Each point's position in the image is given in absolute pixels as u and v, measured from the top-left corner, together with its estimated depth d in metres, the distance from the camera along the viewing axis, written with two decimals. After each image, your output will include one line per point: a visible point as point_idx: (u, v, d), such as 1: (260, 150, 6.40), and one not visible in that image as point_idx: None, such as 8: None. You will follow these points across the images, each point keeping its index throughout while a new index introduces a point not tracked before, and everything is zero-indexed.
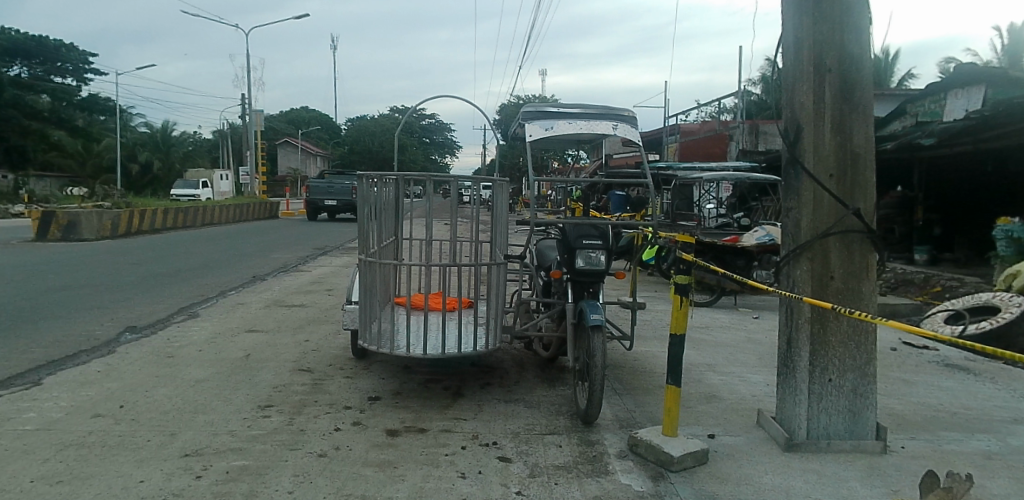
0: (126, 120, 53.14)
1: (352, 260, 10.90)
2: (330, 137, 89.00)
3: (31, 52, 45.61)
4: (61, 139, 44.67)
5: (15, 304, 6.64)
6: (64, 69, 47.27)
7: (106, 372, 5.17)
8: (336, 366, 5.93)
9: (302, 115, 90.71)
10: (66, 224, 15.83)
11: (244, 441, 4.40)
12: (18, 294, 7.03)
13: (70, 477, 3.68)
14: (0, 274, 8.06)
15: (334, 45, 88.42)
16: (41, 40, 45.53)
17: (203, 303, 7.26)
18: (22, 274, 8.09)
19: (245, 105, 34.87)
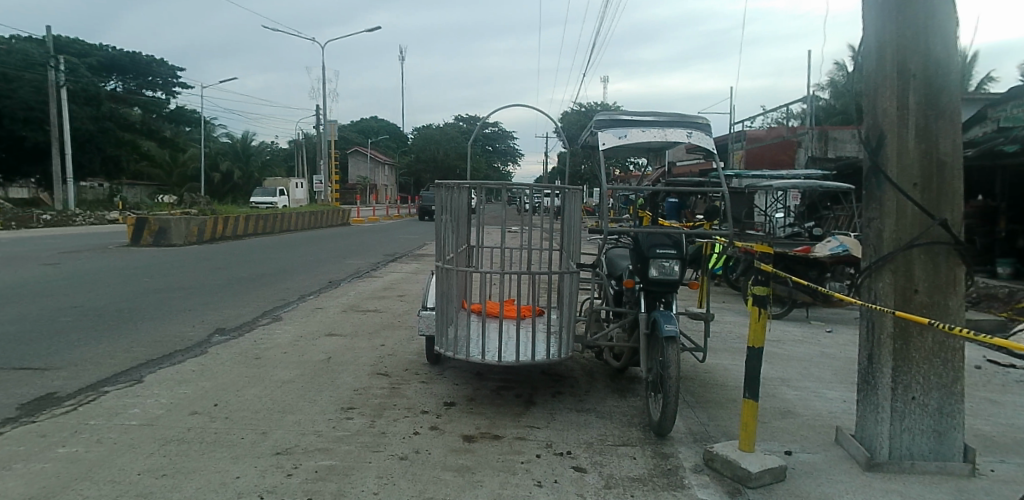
0: (209, 131, 55.49)
1: (424, 266, 11.09)
2: (395, 146, 90.77)
3: (126, 68, 47.64)
4: (151, 151, 47.19)
5: (120, 305, 7.05)
6: (154, 83, 49.63)
7: (200, 371, 5.41)
8: (411, 371, 6.02)
9: (372, 125, 93.01)
10: (157, 230, 16.56)
11: (330, 442, 4.53)
12: (118, 296, 7.43)
13: (173, 471, 3.90)
14: (101, 278, 8.52)
15: (402, 57, 90.55)
16: (134, 57, 47.55)
17: (286, 307, 7.51)
18: (120, 278, 8.53)
19: (318, 115, 35.92)
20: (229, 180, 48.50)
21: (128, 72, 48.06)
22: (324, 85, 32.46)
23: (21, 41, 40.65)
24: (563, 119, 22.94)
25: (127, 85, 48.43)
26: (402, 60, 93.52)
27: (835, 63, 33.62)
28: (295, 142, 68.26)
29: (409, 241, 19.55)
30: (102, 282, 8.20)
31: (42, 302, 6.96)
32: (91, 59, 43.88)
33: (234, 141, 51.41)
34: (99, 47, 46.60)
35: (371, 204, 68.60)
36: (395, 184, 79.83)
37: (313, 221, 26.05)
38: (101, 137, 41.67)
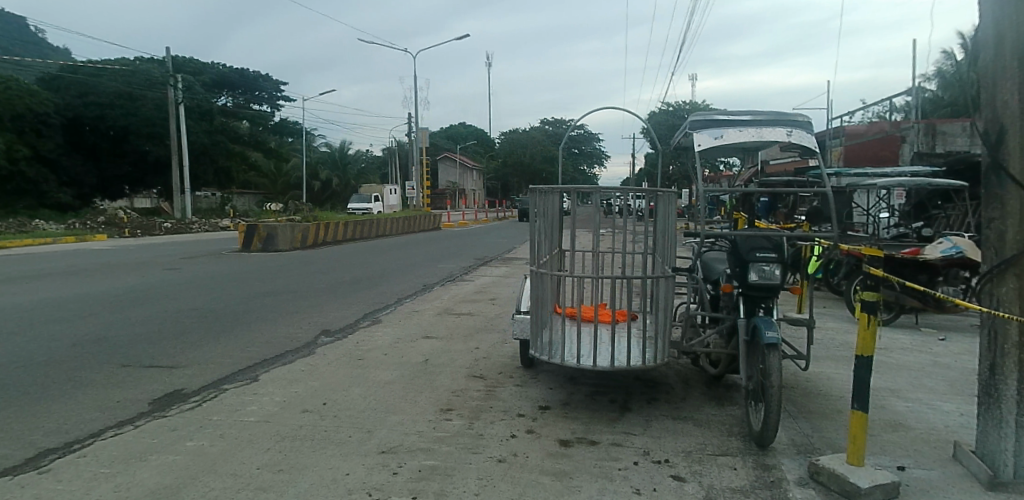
0: (309, 141, 58.33)
1: (514, 269, 11.22)
2: (484, 151, 92.18)
3: (235, 84, 50.30)
4: (258, 161, 50.15)
5: (235, 307, 7.53)
6: (260, 97, 51.74)
7: (309, 371, 5.69)
8: (506, 373, 6.08)
9: (460, 131, 94.90)
10: (265, 236, 17.55)
11: (431, 442, 4.66)
12: (234, 299, 7.94)
13: (288, 466, 4.12)
14: (218, 281, 9.12)
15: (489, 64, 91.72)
16: (243, 72, 50.20)
17: (385, 309, 7.79)
18: (234, 282, 9.10)
19: (411, 123, 36.93)
20: (327, 187, 52.00)
21: (237, 88, 50.61)
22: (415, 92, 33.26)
23: (145, 62, 44.27)
24: (651, 119, 22.40)
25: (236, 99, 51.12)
26: (488, 66, 95.00)
27: (942, 51, 31.46)
28: (388, 150, 70.63)
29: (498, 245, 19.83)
30: (218, 286, 8.78)
31: (169, 303, 7.54)
32: (205, 76, 46.87)
33: (331, 150, 53.92)
34: (213, 64, 49.44)
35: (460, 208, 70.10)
36: (481, 188, 81.14)
37: (406, 226, 26.83)
38: (214, 149, 43.99)
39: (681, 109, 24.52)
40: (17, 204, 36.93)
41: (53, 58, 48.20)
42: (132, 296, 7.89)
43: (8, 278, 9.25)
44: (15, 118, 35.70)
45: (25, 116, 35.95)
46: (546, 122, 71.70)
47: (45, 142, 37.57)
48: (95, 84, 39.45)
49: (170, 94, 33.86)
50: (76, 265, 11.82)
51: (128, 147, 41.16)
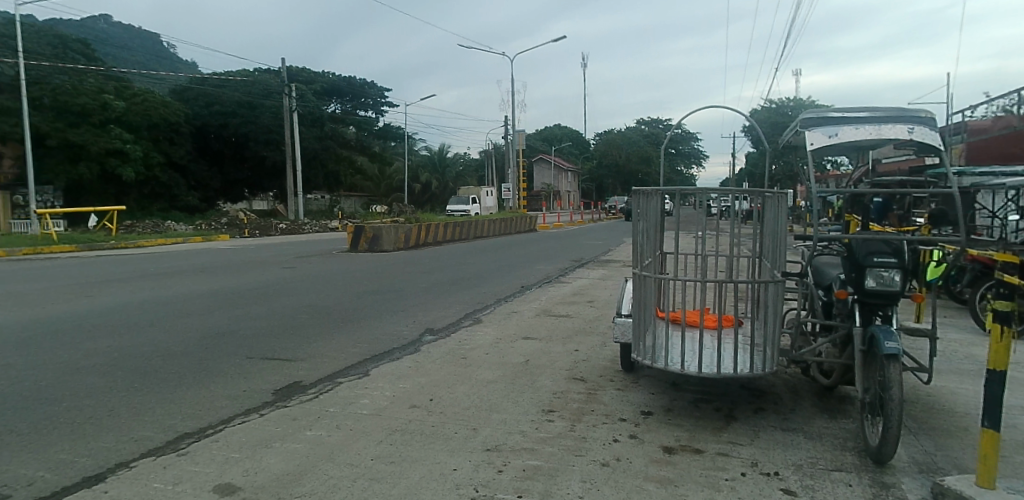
0: (410, 145, 60.39)
1: (614, 272, 11.12)
2: (579, 152, 91.99)
3: (343, 91, 52.49)
4: (363, 165, 52.35)
5: (345, 305, 7.89)
6: (366, 103, 54.30)
7: (415, 367, 5.88)
8: (606, 377, 6.04)
9: (556, 133, 95.23)
10: (371, 237, 18.29)
11: (535, 443, 4.70)
12: (343, 297, 8.32)
13: (400, 459, 4.27)
14: (328, 280, 9.58)
15: (586, 64, 91.28)
16: (350, 80, 52.52)
17: (485, 309, 7.93)
18: (341, 281, 9.52)
19: (508, 126, 37.38)
20: (428, 190, 53.96)
21: (346, 95, 52.97)
22: (512, 96, 33.51)
23: (263, 72, 47.04)
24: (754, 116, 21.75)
25: (344, 107, 53.23)
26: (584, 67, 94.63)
27: None
28: (485, 153, 71.90)
29: (594, 246, 19.78)
30: (328, 284, 9.22)
31: (286, 300, 8.01)
32: (318, 85, 49.26)
33: (432, 153, 55.86)
34: (324, 73, 51.84)
35: (556, 209, 70.25)
36: (577, 190, 81.02)
37: (503, 227, 27.17)
38: (324, 154, 46.18)
39: (784, 109, 23.27)
40: (153, 207, 40.33)
41: (182, 71, 52.23)
42: (254, 293, 8.44)
43: (148, 275, 10.13)
44: (153, 128, 38.98)
45: (160, 125, 39.08)
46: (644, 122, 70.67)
47: (176, 149, 40.72)
48: (221, 94, 42.52)
49: (284, 103, 35.92)
50: (204, 263, 12.79)
51: (248, 152, 43.97)
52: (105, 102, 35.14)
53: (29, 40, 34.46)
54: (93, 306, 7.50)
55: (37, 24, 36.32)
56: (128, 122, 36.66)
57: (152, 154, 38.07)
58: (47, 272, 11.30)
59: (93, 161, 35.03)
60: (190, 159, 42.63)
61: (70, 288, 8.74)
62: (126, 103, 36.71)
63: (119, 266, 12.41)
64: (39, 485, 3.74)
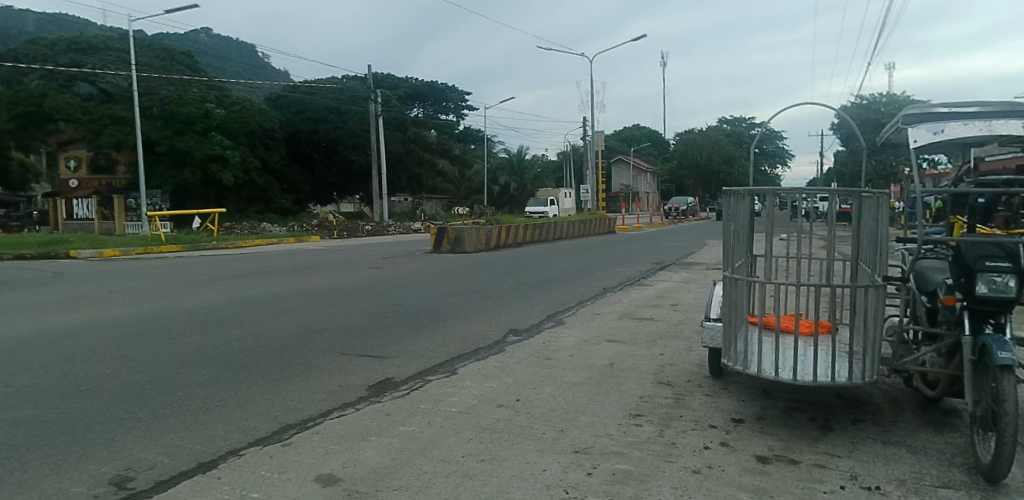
0: (489, 147, 61.22)
1: (698, 275, 10.88)
2: (658, 153, 90.52)
3: (426, 96, 53.62)
4: (444, 168, 53.37)
5: (431, 305, 8.04)
6: (447, 107, 54.88)
7: (500, 367, 5.94)
8: (694, 382, 5.90)
9: (635, 134, 94.32)
10: (453, 238, 18.61)
11: (623, 447, 4.65)
12: (429, 297, 8.48)
13: (490, 458, 4.32)
14: (414, 280, 9.80)
15: (665, 63, 89.81)
16: (432, 85, 53.54)
17: (568, 311, 7.93)
18: (426, 281, 9.71)
19: (586, 127, 37.23)
20: (507, 191, 54.27)
21: (428, 100, 54.08)
22: (590, 97, 33.25)
23: (351, 79, 48.47)
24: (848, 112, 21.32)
25: (427, 111, 54.19)
26: (665, 66, 93.04)
27: None
28: (563, 154, 71.87)
29: (674, 249, 19.45)
30: (412, 284, 9.44)
31: (375, 300, 8.23)
32: (402, 89, 50.29)
33: (510, 156, 56.35)
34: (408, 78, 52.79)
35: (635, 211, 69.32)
36: (656, 191, 79.74)
37: (583, 229, 27.04)
38: (407, 158, 47.25)
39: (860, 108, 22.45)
40: (250, 209, 42.52)
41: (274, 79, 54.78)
42: (344, 292, 8.71)
43: (246, 274, 10.65)
44: (249, 134, 41.01)
45: (256, 132, 41.17)
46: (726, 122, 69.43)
47: (271, 155, 42.91)
48: (311, 102, 44.49)
49: (370, 108, 37.13)
50: (294, 263, 13.31)
51: (337, 157, 45.39)
52: (208, 110, 37.17)
53: (141, 53, 37.15)
54: (198, 303, 7.96)
55: (146, 38, 39.06)
56: (228, 129, 38.77)
57: (250, 159, 40.09)
58: (156, 271, 12.09)
59: (196, 167, 37.12)
60: (284, 164, 44.68)
61: (177, 285, 9.33)
62: (227, 111, 38.77)
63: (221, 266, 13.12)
64: (158, 469, 4.04)
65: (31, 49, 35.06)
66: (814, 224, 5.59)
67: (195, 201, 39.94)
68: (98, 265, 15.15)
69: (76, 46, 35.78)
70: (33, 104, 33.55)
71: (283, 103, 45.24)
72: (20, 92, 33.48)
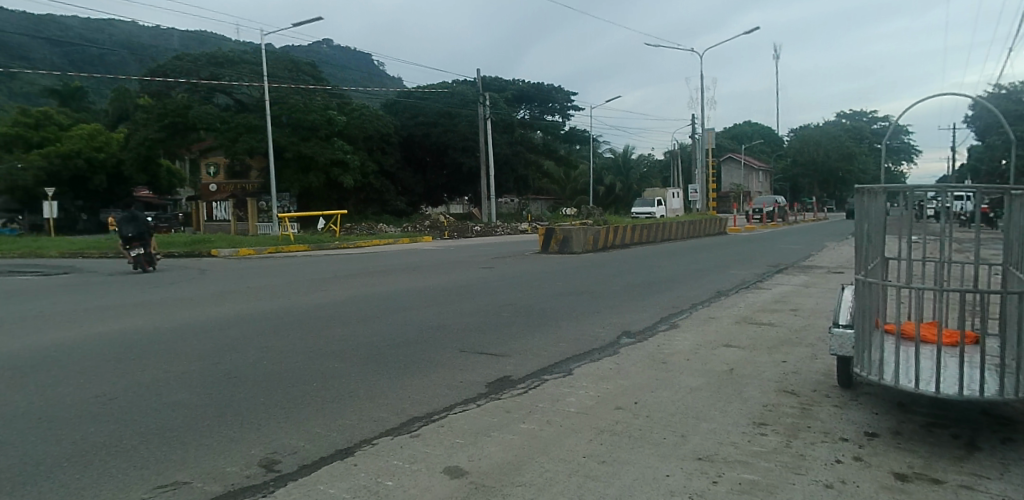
0: (594, 147, 61.15)
1: (819, 279, 10.36)
2: (771, 150, 86.88)
3: (532, 97, 52.40)
4: (550, 168, 53.60)
5: (543, 305, 8.12)
6: (553, 109, 53.10)
7: (616, 369, 5.91)
8: (821, 392, 5.62)
9: (746, 130, 91.27)
10: (561, 239, 18.70)
11: (748, 456, 4.46)
12: (540, 297, 8.57)
13: (611, 460, 4.30)
14: (523, 280, 9.91)
15: (778, 54, 86.07)
16: (539, 85, 52.34)
17: (681, 313, 7.78)
18: (535, 281, 9.79)
19: (695, 125, 36.13)
20: (612, 192, 54.62)
21: (534, 101, 52.66)
22: (701, 93, 32.26)
23: (460, 83, 49.55)
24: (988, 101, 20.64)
25: (532, 112, 53.46)
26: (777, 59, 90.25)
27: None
28: (670, 153, 70.44)
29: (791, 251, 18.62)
30: (523, 284, 9.56)
31: (488, 299, 8.41)
32: (509, 93, 51.02)
33: (616, 155, 57.33)
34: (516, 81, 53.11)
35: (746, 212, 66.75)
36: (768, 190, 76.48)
37: (692, 230, 26.29)
38: (515, 159, 47.49)
39: (988, 119, 22.07)
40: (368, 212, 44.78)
41: (388, 85, 56.85)
42: (458, 291, 8.96)
43: (365, 272, 11.16)
44: (367, 139, 42.87)
45: (373, 137, 43.02)
46: (846, 116, 66.55)
47: (388, 158, 44.66)
48: (424, 106, 46.11)
49: (481, 111, 38.03)
50: (408, 262, 13.80)
51: (447, 159, 46.42)
52: (330, 117, 39.25)
53: (271, 65, 39.49)
54: (325, 299, 8.44)
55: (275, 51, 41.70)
56: (348, 134, 40.79)
57: (368, 163, 42.01)
58: (282, 269, 12.92)
59: (320, 171, 39.25)
60: (399, 167, 46.40)
61: (305, 282, 9.95)
62: (347, 118, 40.85)
63: (340, 264, 13.83)
64: (301, 454, 4.39)
65: (178, 64, 38.10)
66: (954, 225, 5.15)
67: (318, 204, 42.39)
68: (240, 263, 16.39)
69: (214, 60, 38.47)
70: (179, 116, 36.43)
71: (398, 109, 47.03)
72: (167, 105, 36.50)
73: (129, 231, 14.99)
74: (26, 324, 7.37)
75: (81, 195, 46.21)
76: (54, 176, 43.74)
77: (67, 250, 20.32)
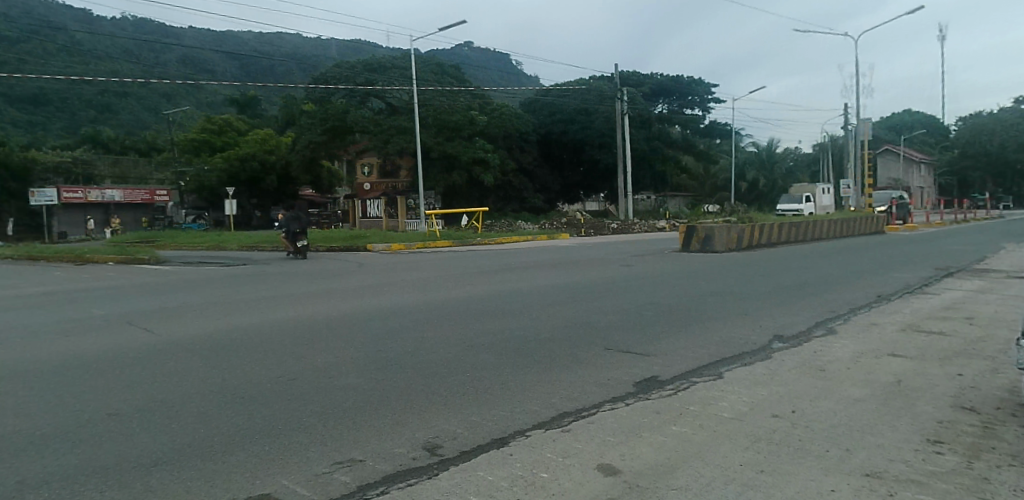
0: (737, 141, 59.49)
1: (999, 284, 9.35)
2: (935, 140, 79.14)
3: (671, 91, 49.71)
4: (689, 163, 52.54)
5: (689, 304, 8.01)
6: (693, 102, 50.30)
7: (770, 375, 5.73)
8: (1006, 410, 5.05)
9: (906, 120, 83.98)
10: (703, 237, 18.20)
11: (924, 475, 4.05)
12: (684, 296, 8.46)
13: (769, 469, 4.13)
14: (662, 279, 9.80)
15: (945, 36, 78.15)
16: (678, 78, 49.92)
17: (838, 318, 7.39)
18: (676, 280, 9.63)
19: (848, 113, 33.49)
20: (755, 188, 53.97)
21: (672, 95, 49.88)
22: (855, 80, 29.80)
23: (598, 79, 48.93)
24: None
25: (670, 107, 49.99)
26: None
27: None
28: (820, 146, 66.65)
29: (972, 253, 16.85)
30: (664, 283, 9.44)
31: (630, 297, 8.41)
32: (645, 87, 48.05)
33: (759, 149, 56.16)
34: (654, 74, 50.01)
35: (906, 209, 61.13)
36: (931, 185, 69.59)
37: (844, 228, 24.49)
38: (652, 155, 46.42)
39: None
40: (507, 208, 45.83)
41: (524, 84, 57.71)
42: (600, 289, 8.99)
43: (505, 268, 11.50)
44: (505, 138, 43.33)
45: (513, 136, 43.84)
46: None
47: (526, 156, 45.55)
48: (562, 104, 45.92)
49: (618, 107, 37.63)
50: (547, 259, 14.04)
51: (584, 156, 46.67)
52: (473, 117, 40.43)
53: (419, 69, 41.21)
54: (471, 293, 8.82)
55: (422, 56, 43.55)
56: (489, 134, 41.86)
57: (507, 161, 43.04)
58: (429, 264, 13.62)
59: (462, 170, 40.61)
60: (537, 165, 47.36)
61: (452, 277, 10.41)
62: (488, 118, 41.64)
63: (481, 260, 14.36)
64: (460, 440, 4.64)
65: (336, 72, 40.98)
66: None
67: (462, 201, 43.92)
68: (394, 258, 17.41)
69: (369, 67, 40.69)
70: (339, 120, 39.63)
71: (537, 107, 47.63)
72: (329, 110, 39.54)
73: (295, 227, 17.52)
74: (215, 309, 8.35)
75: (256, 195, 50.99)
76: (234, 178, 48.71)
77: (245, 244, 22.59)
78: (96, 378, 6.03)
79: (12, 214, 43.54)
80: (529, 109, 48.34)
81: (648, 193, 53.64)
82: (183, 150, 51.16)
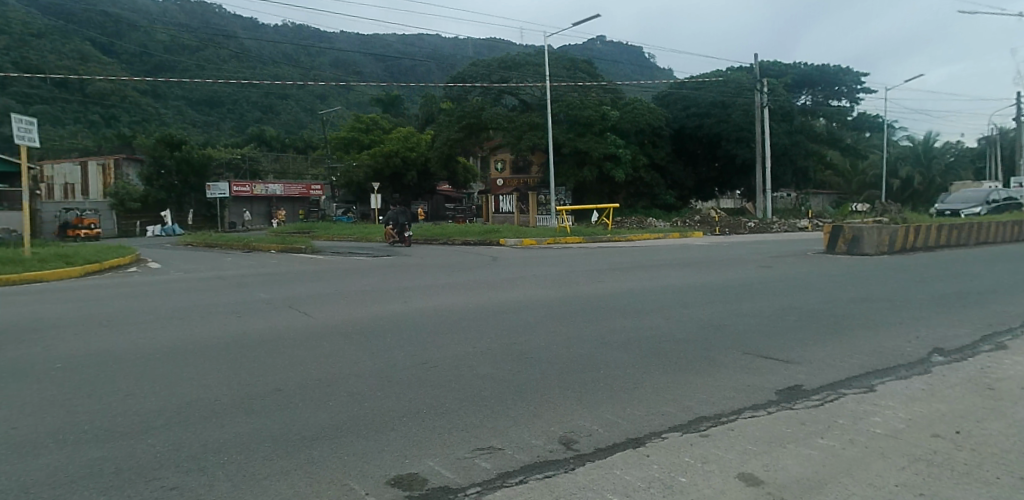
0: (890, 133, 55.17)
1: None
2: None
3: (817, 80, 47.69)
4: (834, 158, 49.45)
5: (837, 310, 7.65)
6: (840, 92, 48.27)
7: (931, 392, 5.36)
8: None
9: None
10: (851, 238, 17.12)
11: None
12: (832, 301, 8.09)
13: (929, 492, 3.87)
14: (807, 282, 9.38)
15: None
16: (823, 67, 47.64)
17: (1009, 331, 6.77)
18: (822, 284, 9.19)
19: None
20: (909, 185, 49.83)
21: (818, 85, 48.04)
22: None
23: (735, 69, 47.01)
24: None
25: (815, 97, 48.58)
26: None
27: None
28: (988, 140, 60.06)
29: None
30: (809, 286, 9.04)
31: (773, 299, 8.16)
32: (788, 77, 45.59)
33: (914, 143, 51.05)
34: (797, 63, 47.94)
35: None
36: None
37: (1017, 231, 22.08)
38: (794, 149, 43.76)
39: None
40: (638, 205, 45.24)
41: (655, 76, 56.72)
42: (737, 290, 8.78)
43: (640, 266, 11.46)
44: (638, 132, 42.45)
45: (646, 131, 42.61)
46: None
47: (659, 151, 44.65)
48: (696, 97, 44.55)
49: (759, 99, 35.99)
50: (683, 258, 13.81)
51: (719, 151, 44.77)
52: (604, 113, 40.27)
53: (552, 65, 41.68)
54: (605, 290, 8.93)
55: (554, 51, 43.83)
56: (621, 129, 41.38)
57: (639, 156, 42.28)
58: (565, 260, 13.84)
59: (593, 165, 40.55)
60: (670, 160, 46.25)
61: (585, 274, 10.54)
62: (620, 112, 41.34)
63: (614, 258, 14.39)
64: (595, 437, 4.75)
65: (474, 70, 42.44)
66: None
67: (591, 196, 44.06)
68: (528, 253, 17.83)
69: (504, 64, 41.51)
70: (474, 117, 40.52)
71: (669, 100, 46.54)
72: (466, 108, 40.75)
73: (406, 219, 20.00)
74: (364, 296, 9.02)
75: (398, 190, 53.32)
76: (379, 173, 51.47)
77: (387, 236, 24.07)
78: (267, 354, 6.76)
79: (192, 204, 48.87)
80: (661, 102, 47.26)
81: (789, 189, 51.23)
82: (335, 148, 54.67)
